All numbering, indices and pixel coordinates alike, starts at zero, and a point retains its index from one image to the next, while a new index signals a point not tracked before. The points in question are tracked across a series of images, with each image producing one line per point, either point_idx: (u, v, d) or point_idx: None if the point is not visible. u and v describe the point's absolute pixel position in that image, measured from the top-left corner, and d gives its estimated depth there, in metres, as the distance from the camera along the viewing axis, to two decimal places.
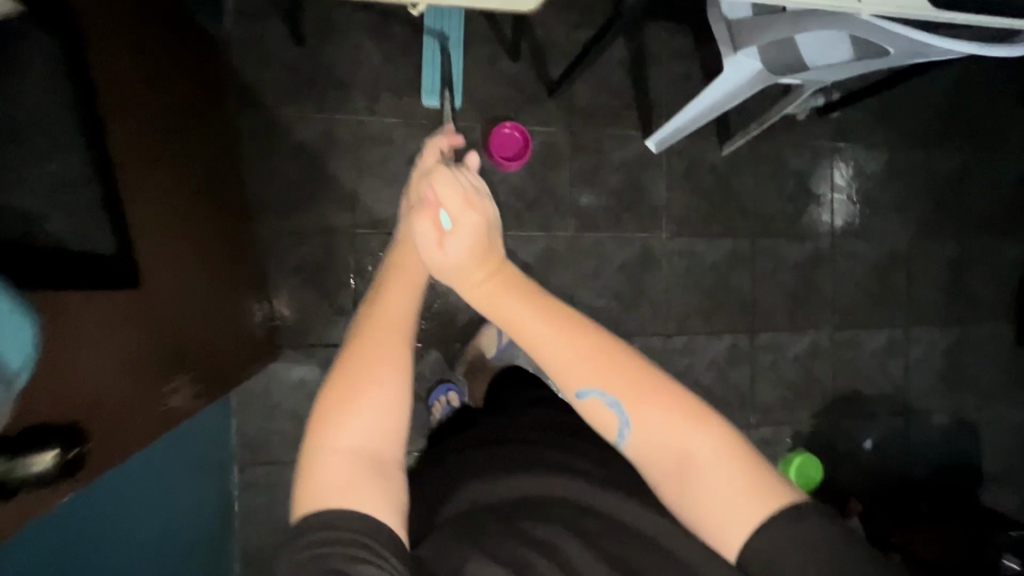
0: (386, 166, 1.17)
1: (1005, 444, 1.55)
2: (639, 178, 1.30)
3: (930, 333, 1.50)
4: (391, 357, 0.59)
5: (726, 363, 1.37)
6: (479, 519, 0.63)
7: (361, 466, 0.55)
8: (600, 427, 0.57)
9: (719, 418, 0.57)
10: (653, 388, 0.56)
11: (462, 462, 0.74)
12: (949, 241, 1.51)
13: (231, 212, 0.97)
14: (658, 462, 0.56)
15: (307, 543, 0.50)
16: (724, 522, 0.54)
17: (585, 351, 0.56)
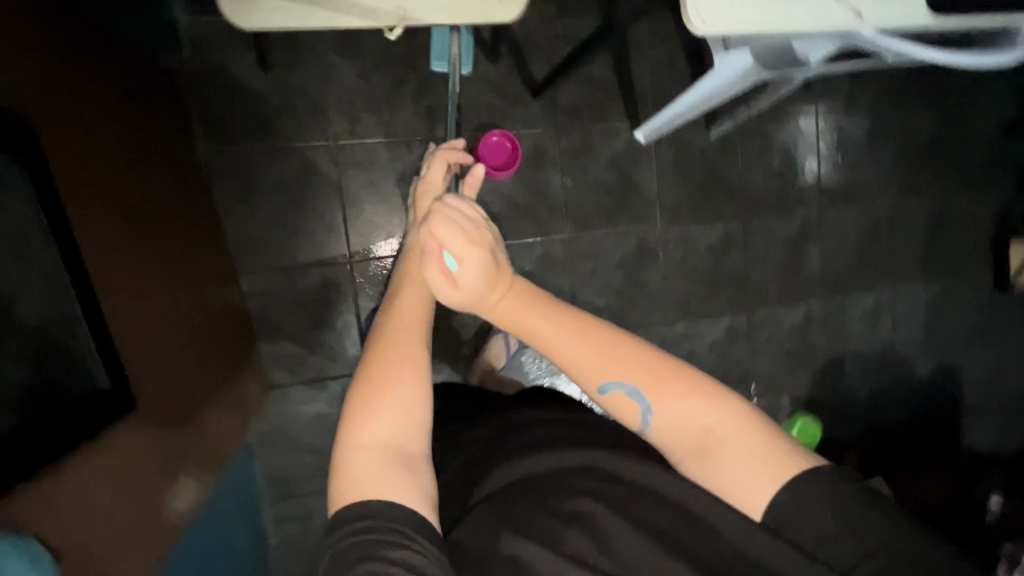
0: (374, 187, 1.12)
1: (986, 384, 1.64)
2: (630, 171, 1.29)
3: (913, 289, 1.56)
4: (414, 354, 0.57)
5: (725, 343, 1.41)
6: (516, 497, 0.57)
7: (393, 458, 0.52)
8: (622, 417, 0.58)
9: (732, 394, 0.57)
10: (668, 372, 0.57)
11: (487, 433, 0.68)
12: (930, 198, 1.55)
13: (184, 225, 0.92)
14: (679, 441, 0.57)
15: (349, 532, 0.48)
16: (749, 483, 0.55)
17: (603, 350, 0.56)
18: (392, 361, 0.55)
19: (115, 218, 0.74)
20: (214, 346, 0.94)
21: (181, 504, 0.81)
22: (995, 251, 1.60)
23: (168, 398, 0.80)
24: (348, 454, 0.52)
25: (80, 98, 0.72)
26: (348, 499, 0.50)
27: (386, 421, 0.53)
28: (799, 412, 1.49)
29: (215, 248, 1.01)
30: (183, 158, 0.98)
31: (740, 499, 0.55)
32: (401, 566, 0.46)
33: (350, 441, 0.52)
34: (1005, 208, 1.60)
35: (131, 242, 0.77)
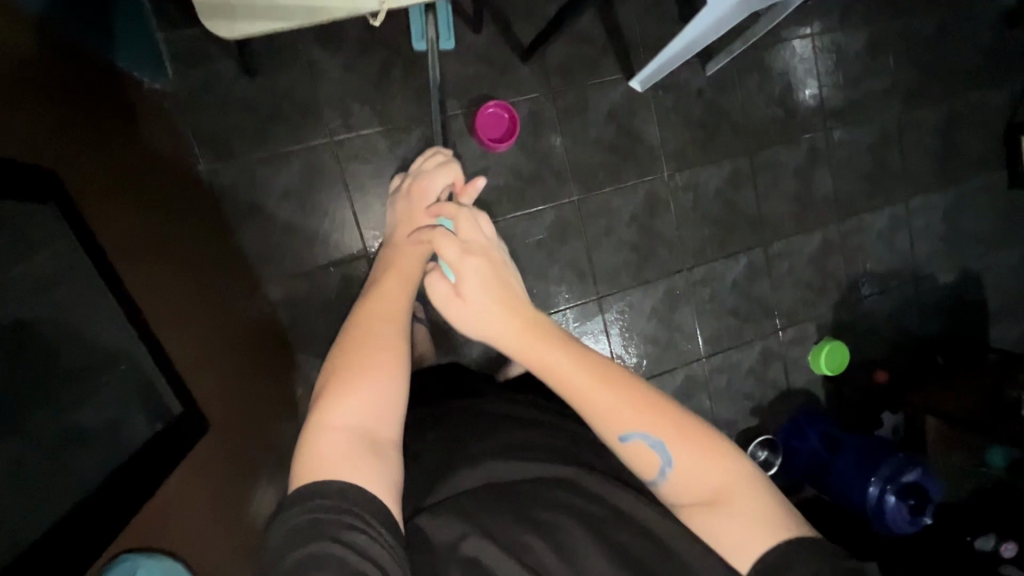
0: (378, 179, 1.12)
1: (1008, 285, 1.63)
2: (630, 124, 1.27)
3: (928, 200, 1.54)
4: (392, 354, 0.64)
5: (746, 281, 1.41)
6: (483, 496, 0.63)
7: (357, 443, 0.57)
8: (640, 468, 0.60)
9: (738, 456, 0.60)
10: (686, 424, 0.60)
11: (463, 422, 0.73)
12: (937, 104, 1.51)
13: (217, 268, 0.95)
14: (687, 491, 0.60)
15: (303, 509, 0.52)
16: (744, 539, 0.56)
17: (632, 399, 0.60)
18: (374, 356, 0.63)
19: (144, 257, 0.77)
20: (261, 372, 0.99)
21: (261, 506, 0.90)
22: (1007, 149, 1.57)
23: (234, 415, 0.89)
24: (316, 435, 0.57)
25: (80, 140, 0.73)
26: (308, 479, 0.54)
27: (356, 410, 0.59)
28: (826, 337, 1.50)
29: (239, 269, 1.03)
30: (186, 176, 0.98)
31: (733, 550, 0.57)
32: (352, 548, 0.50)
33: (323, 422, 0.58)
34: (1014, 102, 1.56)
35: (163, 277, 0.80)
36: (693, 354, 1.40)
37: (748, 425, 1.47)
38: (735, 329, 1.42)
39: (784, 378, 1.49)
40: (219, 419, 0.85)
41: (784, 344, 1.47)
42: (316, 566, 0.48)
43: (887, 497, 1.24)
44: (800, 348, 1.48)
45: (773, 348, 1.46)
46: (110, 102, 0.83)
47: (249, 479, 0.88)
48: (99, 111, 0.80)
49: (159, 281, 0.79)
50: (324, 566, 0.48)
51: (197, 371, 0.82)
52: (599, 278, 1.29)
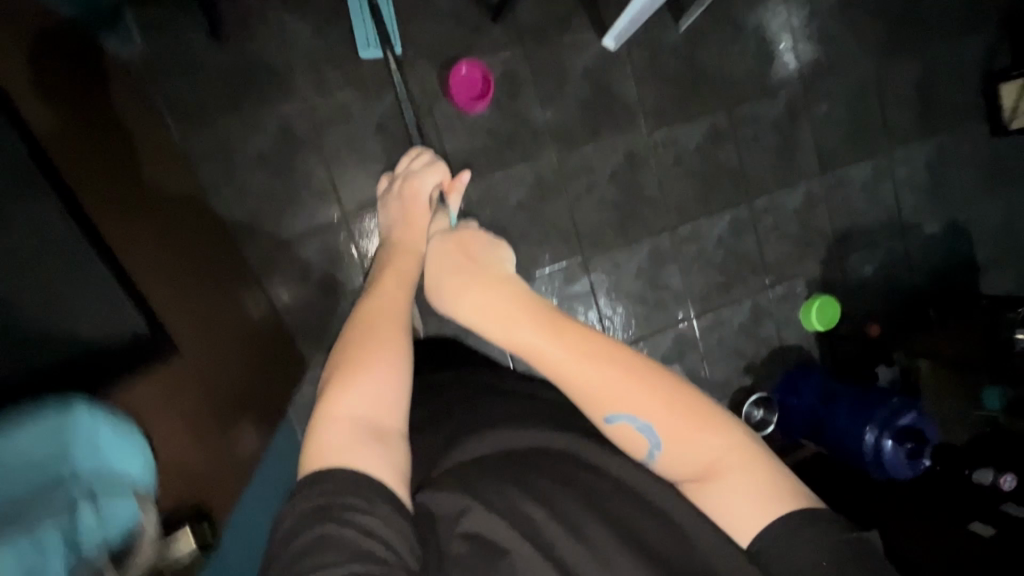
0: (354, 144, 1.12)
1: (997, 234, 1.62)
2: (606, 82, 1.27)
3: (911, 151, 1.54)
4: (396, 347, 0.66)
5: (731, 238, 1.41)
6: (488, 470, 0.65)
7: (364, 433, 0.58)
8: (630, 446, 0.65)
9: (734, 428, 0.63)
10: (681, 403, 0.63)
11: (468, 418, 0.77)
12: (913, 54, 1.51)
13: (210, 257, 0.96)
14: (682, 465, 0.63)
15: (311, 493, 0.53)
16: (744, 510, 0.60)
17: (624, 378, 0.63)
18: (378, 351, 0.65)
19: (138, 241, 0.80)
20: (258, 350, 0.99)
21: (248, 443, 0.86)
22: (986, 99, 1.57)
23: (216, 382, 0.83)
24: (322, 427, 0.58)
25: (76, 132, 0.77)
26: (315, 467, 0.55)
27: (362, 403, 0.60)
28: (815, 292, 1.50)
29: (229, 254, 1.03)
30: (179, 169, 0.99)
31: (731, 525, 0.61)
32: (359, 529, 0.51)
33: (329, 413, 0.59)
34: (991, 52, 1.56)
35: (154, 261, 0.81)
36: (682, 312, 1.39)
37: (743, 384, 1.46)
38: (723, 286, 1.42)
39: (776, 335, 1.48)
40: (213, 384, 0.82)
41: (774, 300, 1.47)
42: (324, 546, 0.49)
43: (885, 442, 1.24)
44: (791, 304, 1.48)
45: (762, 304, 1.46)
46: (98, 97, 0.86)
47: (236, 419, 0.84)
48: (86, 104, 0.81)
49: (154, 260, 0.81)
50: (333, 546, 0.49)
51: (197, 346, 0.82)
52: (584, 239, 1.28)
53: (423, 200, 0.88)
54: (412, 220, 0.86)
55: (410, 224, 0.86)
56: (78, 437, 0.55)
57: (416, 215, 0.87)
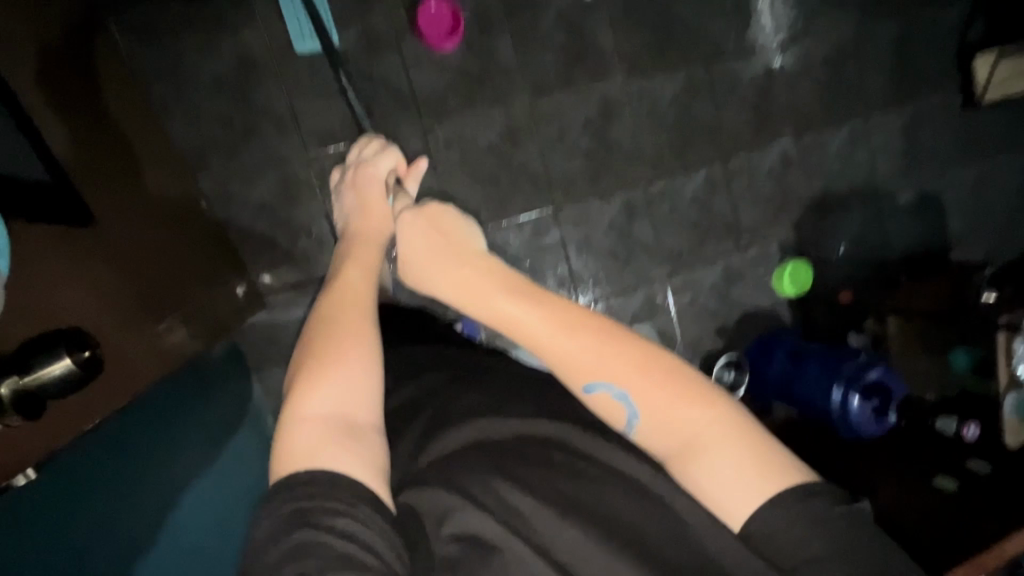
0: (317, 76, 1.08)
1: (966, 205, 1.64)
2: (582, 26, 1.24)
3: (885, 116, 1.54)
4: (365, 334, 0.65)
5: (706, 195, 1.39)
6: (470, 460, 0.60)
7: (334, 428, 0.57)
8: (611, 418, 0.61)
9: (721, 399, 0.59)
10: (662, 373, 0.59)
11: (440, 398, 0.70)
12: (890, 19, 1.50)
13: (172, 209, 0.94)
14: (664, 441, 0.58)
15: (289, 500, 0.51)
16: (736, 491, 0.55)
17: (598, 346, 0.61)
18: (347, 343, 0.63)
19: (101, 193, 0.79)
20: (219, 309, 0.98)
21: (177, 337, 0.85)
22: (960, 70, 1.58)
23: (151, 293, 0.82)
24: (292, 427, 0.56)
25: (53, 59, 0.76)
26: (288, 471, 0.53)
27: (331, 397, 0.59)
28: (788, 256, 1.49)
29: (207, 221, 1.02)
30: (154, 133, 0.98)
31: (719, 506, 0.56)
32: (342, 536, 0.49)
33: (297, 412, 0.57)
34: (966, 22, 1.56)
35: (110, 196, 0.80)
36: (653, 271, 1.37)
37: (713, 346, 1.45)
38: (697, 245, 1.40)
39: (748, 298, 1.46)
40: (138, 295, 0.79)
41: (748, 262, 1.45)
42: (302, 554, 0.48)
43: (851, 399, 1.23)
44: (764, 267, 1.47)
45: (736, 265, 1.44)
46: (75, 40, 0.85)
47: (160, 315, 0.83)
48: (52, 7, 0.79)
49: (104, 189, 0.79)
50: (313, 555, 0.48)
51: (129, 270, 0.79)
52: (555, 188, 1.26)
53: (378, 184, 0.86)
54: (369, 210, 0.83)
55: (366, 213, 0.83)
56: None
57: (371, 206, 0.84)
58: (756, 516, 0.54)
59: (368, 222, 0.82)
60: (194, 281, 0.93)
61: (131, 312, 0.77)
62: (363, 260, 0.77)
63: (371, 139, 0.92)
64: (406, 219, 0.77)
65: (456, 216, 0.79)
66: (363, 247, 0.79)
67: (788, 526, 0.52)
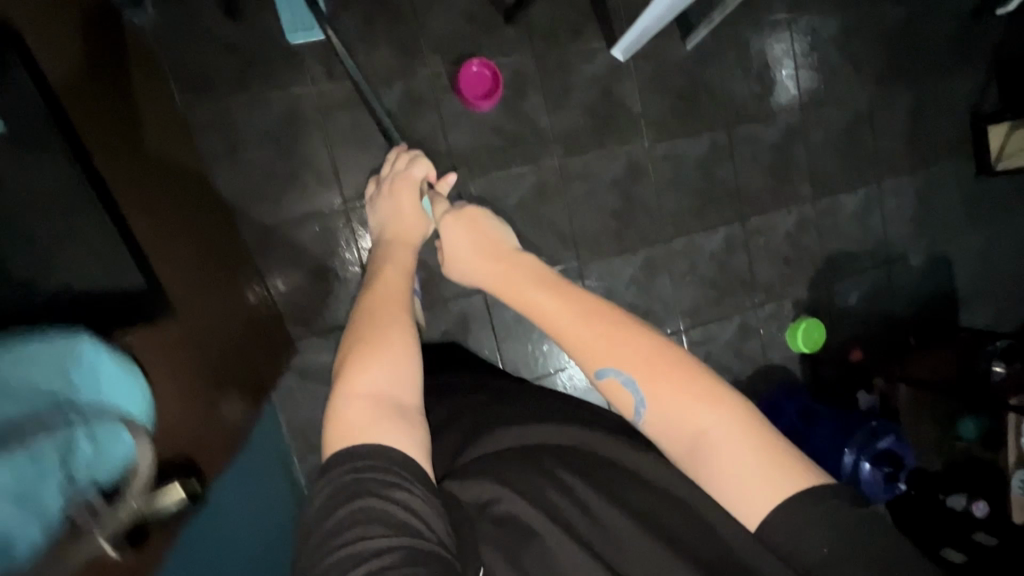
0: (360, 132, 1.12)
1: (976, 268, 1.67)
2: (612, 90, 1.29)
3: (900, 183, 1.58)
4: (399, 320, 0.65)
5: (725, 253, 1.43)
6: (509, 460, 0.65)
7: (384, 408, 0.56)
8: (620, 406, 0.60)
9: (729, 396, 0.58)
10: (673, 367, 0.58)
11: (477, 408, 0.78)
12: (906, 90, 1.56)
13: (202, 212, 0.94)
14: (671, 438, 0.58)
15: (344, 470, 0.52)
16: (752, 487, 0.55)
17: (608, 335, 0.60)
18: (382, 328, 0.63)
19: (172, 258, 0.78)
20: (252, 312, 0.98)
21: (232, 415, 0.85)
22: (973, 139, 1.63)
23: (206, 341, 0.81)
24: (343, 404, 0.56)
25: (103, 96, 0.75)
26: (340, 445, 0.54)
27: (379, 377, 0.58)
28: (802, 313, 1.52)
29: (235, 229, 1.05)
30: (191, 172, 0.96)
31: (738, 504, 0.56)
32: (399, 504, 0.50)
33: (346, 390, 0.57)
34: (979, 94, 1.62)
35: (152, 209, 0.78)
36: (672, 325, 1.40)
37: None
38: (714, 301, 1.43)
39: (762, 353, 1.49)
40: (196, 337, 0.78)
41: (762, 319, 1.49)
42: (363, 521, 0.49)
43: (862, 465, 1.26)
44: (778, 323, 1.50)
45: (751, 322, 1.47)
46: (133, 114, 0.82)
47: (223, 391, 0.83)
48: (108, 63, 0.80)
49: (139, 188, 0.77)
50: (377, 520, 0.49)
51: (190, 314, 0.78)
52: (580, 244, 1.29)
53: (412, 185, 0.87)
54: (403, 212, 0.85)
55: (399, 217, 0.86)
56: (89, 366, 0.52)
57: (406, 209, 0.86)
58: (773, 512, 0.54)
59: (402, 225, 0.84)
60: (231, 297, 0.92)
61: (206, 396, 0.77)
62: (395, 260, 0.78)
63: (404, 148, 0.96)
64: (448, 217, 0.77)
65: (489, 219, 0.77)
66: (396, 250, 0.80)
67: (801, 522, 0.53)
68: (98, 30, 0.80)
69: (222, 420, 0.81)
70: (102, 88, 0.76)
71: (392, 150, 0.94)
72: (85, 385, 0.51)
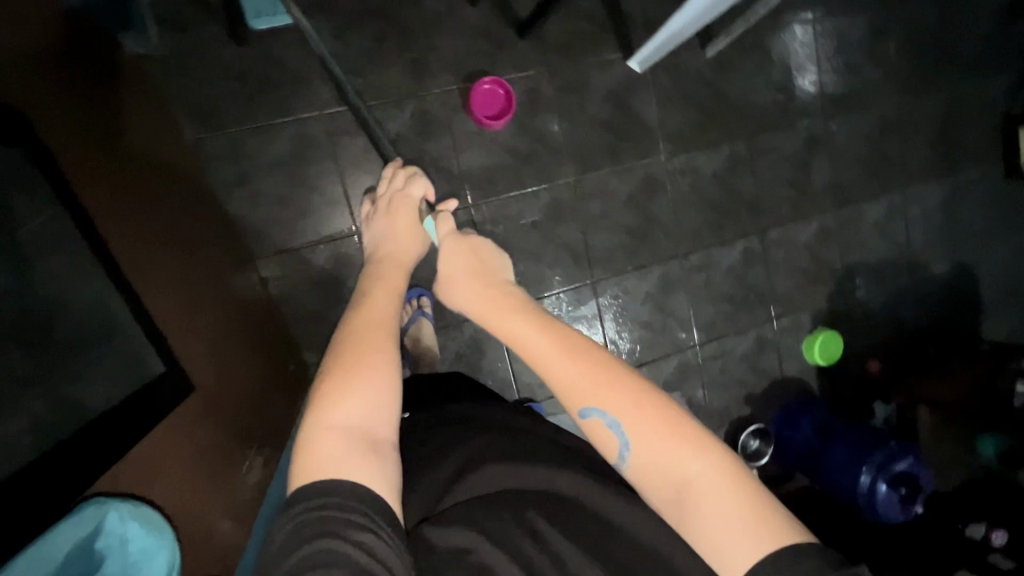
0: (370, 154, 1.10)
1: (1001, 276, 1.63)
2: (630, 103, 1.25)
3: (926, 190, 1.53)
4: (382, 346, 0.63)
5: (742, 267, 1.41)
6: (490, 510, 0.63)
7: (357, 443, 0.54)
8: (602, 447, 0.60)
9: (714, 443, 0.57)
10: (658, 411, 0.58)
11: (463, 436, 0.75)
12: (937, 93, 1.50)
13: (205, 238, 0.93)
14: (656, 485, 0.58)
15: (307, 506, 0.50)
16: (725, 541, 0.53)
17: (595, 374, 0.60)
18: (365, 355, 0.61)
19: (184, 326, 0.79)
20: (250, 325, 0.97)
21: (253, 474, 0.89)
22: (1004, 142, 1.57)
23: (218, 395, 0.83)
24: (315, 436, 0.54)
25: (101, 149, 0.74)
26: (307, 478, 0.52)
27: (357, 409, 0.57)
28: (819, 325, 1.50)
29: (230, 234, 1.01)
30: (193, 189, 0.95)
31: (712, 552, 0.54)
32: (363, 548, 0.48)
33: (317, 422, 0.55)
34: (1012, 95, 1.56)
35: (151, 258, 0.77)
36: (687, 341, 1.38)
37: (741, 413, 1.46)
38: (730, 316, 1.41)
39: (778, 366, 1.47)
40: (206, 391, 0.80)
41: (778, 332, 1.47)
42: (322, 564, 0.46)
43: (879, 486, 1.26)
44: (795, 336, 1.48)
45: (767, 335, 1.45)
46: (114, 120, 0.79)
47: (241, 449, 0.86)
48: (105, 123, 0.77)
49: (138, 232, 0.76)
50: (336, 563, 0.46)
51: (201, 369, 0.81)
52: (595, 262, 1.27)
53: (410, 207, 0.86)
54: (399, 230, 0.83)
55: (398, 237, 0.82)
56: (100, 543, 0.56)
57: (401, 227, 0.83)
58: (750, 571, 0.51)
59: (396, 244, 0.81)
60: (235, 322, 0.93)
61: (224, 460, 0.81)
62: (385, 279, 0.75)
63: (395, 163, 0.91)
64: (451, 242, 0.81)
65: (494, 250, 0.83)
66: (388, 268, 0.77)
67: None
68: (82, 52, 0.77)
69: (241, 474, 0.85)
70: (96, 135, 0.74)
71: (386, 166, 0.90)
72: (114, 552, 0.58)
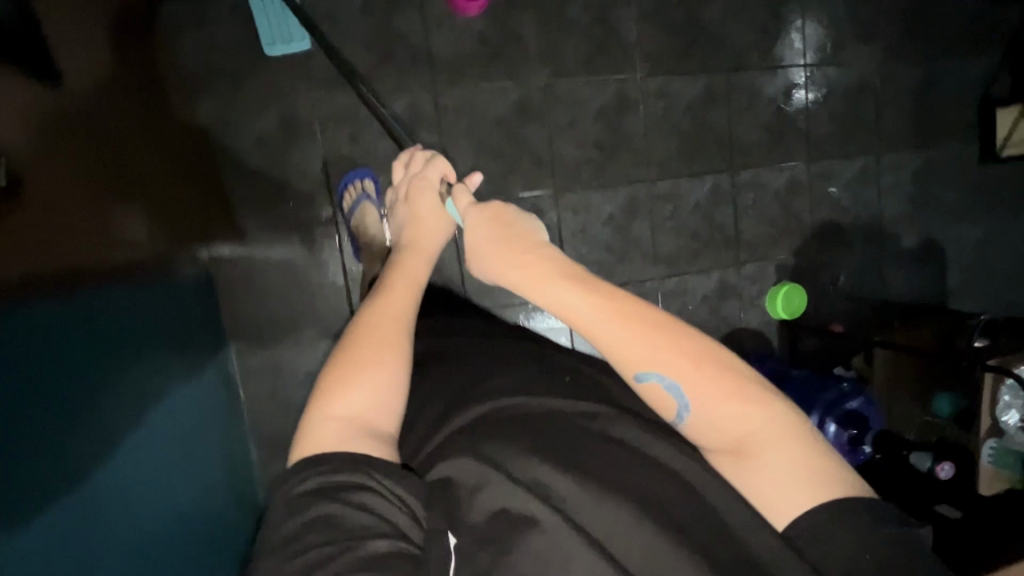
0: (336, 20, 1.07)
1: (970, 259, 1.61)
2: (609, 17, 1.24)
3: (899, 159, 1.53)
4: (395, 341, 0.61)
5: (709, 206, 1.38)
6: (498, 428, 0.57)
7: (356, 433, 0.54)
8: (656, 407, 0.55)
9: (779, 402, 0.54)
10: (725, 380, 0.53)
11: (468, 375, 0.70)
12: (916, 63, 1.50)
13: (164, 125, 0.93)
14: (712, 437, 0.53)
15: (306, 477, 0.50)
16: (789, 493, 0.51)
17: (646, 335, 0.53)
18: (371, 349, 0.59)
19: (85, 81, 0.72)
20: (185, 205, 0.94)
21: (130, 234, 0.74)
22: (980, 122, 1.57)
23: (104, 160, 0.72)
24: (316, 424, 0.54)
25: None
26: (309, 454, 0.53)
27: (356, 399, 0.56)
28: (784, 279, 1.47)
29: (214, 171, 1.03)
30: (185, 141, 0.98)
31: (767, 504, 0.51)
32: (361, 507, 0.48)
33: (324, 410, 0.55)
34: (991, 77, 1.57)
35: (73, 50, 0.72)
36: (646, 272, 1.34)
37: None
38: (694, 252, 1.38)
39: (739, 315, 1.44)
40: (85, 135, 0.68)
41: (742, 279, 1.43)
42: (322, 524, 0.47)
43: (827, 425, 1.22)
44: (758, 286, 1.44)
45: (730, 280, 1.42)
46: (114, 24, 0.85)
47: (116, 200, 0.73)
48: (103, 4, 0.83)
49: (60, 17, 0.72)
50: (333, 525, 0.46)
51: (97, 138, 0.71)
52: (559, 172, 1.24)
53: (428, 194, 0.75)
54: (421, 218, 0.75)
55: (417, 222, 0.75)
56: None
57: (422, 215, 0.75)
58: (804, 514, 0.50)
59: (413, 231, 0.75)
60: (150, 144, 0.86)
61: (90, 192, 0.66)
62: (406, 271, 0.71)
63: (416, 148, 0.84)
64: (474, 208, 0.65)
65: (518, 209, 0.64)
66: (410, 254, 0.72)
67: (839, 531, 0.48)
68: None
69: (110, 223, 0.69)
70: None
71: (405, 152, 0.82)
72: None
